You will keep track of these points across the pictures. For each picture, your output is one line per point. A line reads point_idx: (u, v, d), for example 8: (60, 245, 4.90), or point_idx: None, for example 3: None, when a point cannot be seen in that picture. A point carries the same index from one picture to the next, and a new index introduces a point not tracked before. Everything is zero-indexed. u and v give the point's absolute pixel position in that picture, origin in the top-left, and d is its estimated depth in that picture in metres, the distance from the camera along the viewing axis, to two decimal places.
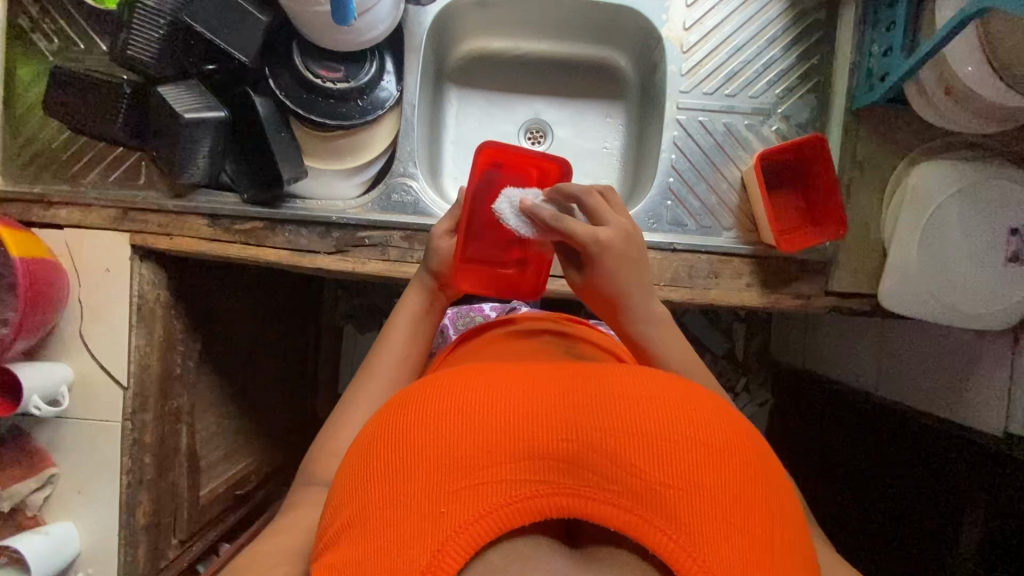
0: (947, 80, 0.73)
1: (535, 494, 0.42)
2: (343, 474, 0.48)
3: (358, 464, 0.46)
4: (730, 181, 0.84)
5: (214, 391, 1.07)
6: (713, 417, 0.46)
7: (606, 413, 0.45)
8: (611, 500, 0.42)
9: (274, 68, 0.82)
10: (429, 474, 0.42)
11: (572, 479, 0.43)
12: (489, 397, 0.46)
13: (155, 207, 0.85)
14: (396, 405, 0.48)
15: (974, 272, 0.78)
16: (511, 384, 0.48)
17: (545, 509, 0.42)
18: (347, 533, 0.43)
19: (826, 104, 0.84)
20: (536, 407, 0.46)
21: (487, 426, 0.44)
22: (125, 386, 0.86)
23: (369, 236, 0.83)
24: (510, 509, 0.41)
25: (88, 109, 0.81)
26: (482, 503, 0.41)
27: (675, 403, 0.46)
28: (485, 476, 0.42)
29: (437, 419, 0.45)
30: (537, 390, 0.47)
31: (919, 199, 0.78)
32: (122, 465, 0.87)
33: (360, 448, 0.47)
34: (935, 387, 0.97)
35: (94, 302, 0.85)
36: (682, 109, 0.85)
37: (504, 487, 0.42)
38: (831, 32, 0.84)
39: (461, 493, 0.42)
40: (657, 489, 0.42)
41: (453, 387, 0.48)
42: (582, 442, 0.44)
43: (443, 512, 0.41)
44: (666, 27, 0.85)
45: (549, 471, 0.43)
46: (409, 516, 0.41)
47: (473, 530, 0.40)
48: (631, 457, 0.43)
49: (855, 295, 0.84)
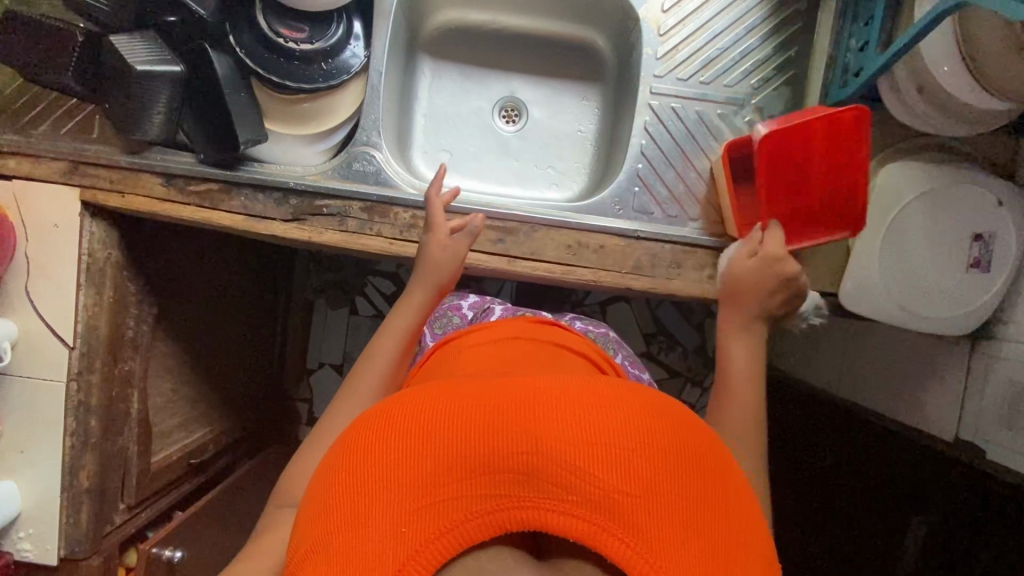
0: (921, 78, 0.72)
1: (494, 509, 0.40)
2: (306, 497, 0.46)
3: (321, 484, 0.45)
4: (699, 170, 0.83)
5: (170, 357, 1.05)
6: (668, 419, 0.45)
7: (565, 420, 0.43)
8: (577, 514, 0.39)
9: (236, 26, 0.79)
10: (386, 493, 0.40)
11: (535, 492, 0.40)
12: (448, 410, 0.44)
13: (105, 163, 0.82)
14: (354, 423, 0.46)
15: (935, 277, 0.78)
16: (467, 394, 0.45)
17: (508, 524, 0.39)
18: (306, 559, 0.41)
19: (801, 97, 0.83)
20: (495, 413, 0.43)
21: (445, 438, 0.42)
22: (71, 346, 0.84)
23: (327, 206, 0.81)
24: (470, 527, 0.39)
25: (36, 57, 0.77)
26: (440, 523, 0.39)
27: (633, 407, 0.44)
28: (444, 492, 0.40)
29: (393, 436, 0.43)
30: (495, 396, 0.45)
31: (886, 199, 0.78)
32: (65, 426, 0.85)
33: (323, 470, 0.46)
34: (893, 390, 0.97)
35: (41, 258, 0.83)
36: (655, 94, 0.83)
37: (462, 503, 0.40)
38: (811, 24, 0.82)
39: (420, 511, 0.39)
40: (618, 497, 0.39)
41: (414, 402, 0.46)
42: (545, 454, 0.41)
43: (400, 532, 0.39)
44: (644, 8, 0.83)
45: (507, 484, 0.40)
46: (366, 538, 0.39)
47: (433, 551, 0.38)
48: (592, 464, 0.40)
49: (818, 293, 0.83)
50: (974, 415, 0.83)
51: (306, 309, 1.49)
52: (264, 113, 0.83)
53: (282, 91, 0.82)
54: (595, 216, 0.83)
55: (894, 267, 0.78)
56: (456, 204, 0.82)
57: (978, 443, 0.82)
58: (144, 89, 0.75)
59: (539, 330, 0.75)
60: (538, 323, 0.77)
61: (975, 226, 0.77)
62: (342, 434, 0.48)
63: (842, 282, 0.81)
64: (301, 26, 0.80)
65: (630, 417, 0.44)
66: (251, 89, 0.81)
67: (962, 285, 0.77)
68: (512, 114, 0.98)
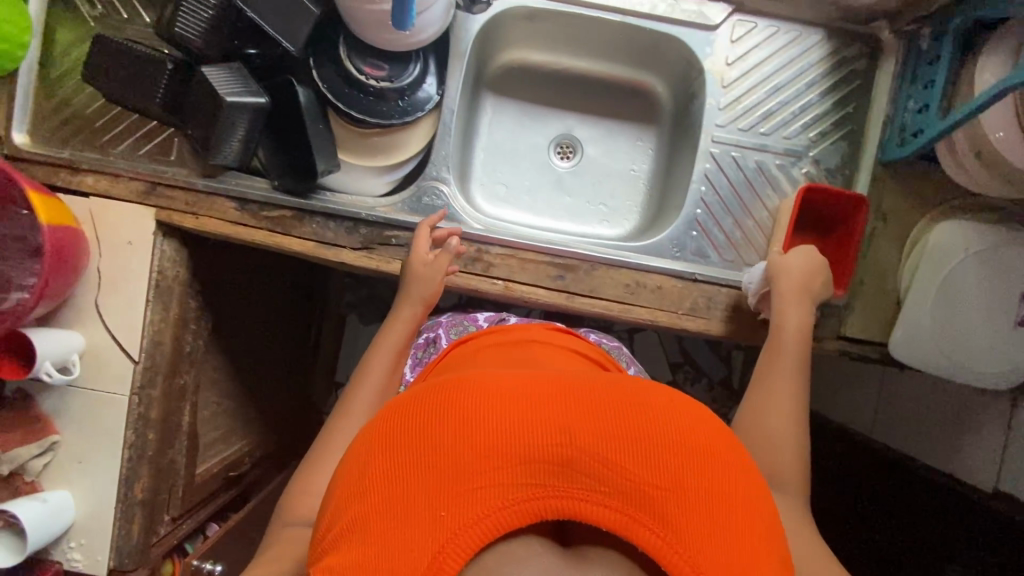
0: (978, 144, 0.74)
1: (528, 497, 0.40)
2: (338, 481, 0.47)
3: (353, 474, 0.45)
4: (755, 218, 0.86)
5: (218, 371, 1.06)
6: (691, 418, 0.46)
7: (595, 417, 0.44)
8: (607, 505, 0.40)
9: (320, 60, 0.82)
10: (425, 479, 0.41)
11: (567, 483, 0.41)
12: (481, 401, 0.45)
13: (183, 185, 0.84)
14: (387, 417, 0.47)
15: (983, 334, 0.81)
16: (499, 389, 0.46)
17: (544, 513, 0.40)
18: (343, 539, 0.42)
19: (857, 153, 0.86)
20: (527, 407, 0.44)
21: (480, 428, 0.43)
22: (136, 360, 0.86)
23: (395, 236, 0.84)
24: (504, 514, 0.40)
25: (126, 81, 0.80)
26: (478, 510, 0.40)
27: (657, 407, 0.46)
28: (480, 480, 0.41)
29: (430, 425, 0.44)
30: (525, 391, 0.46)
31: (942, 256, 0.80)
32: (125, 438, 0.86)
33: (356, 456, 0.46)
34: (928, 437, 0.99)
35: (114, 274, 0.85)
36: (716, 142, 0.86)
37: (498, 490, 0.40)
38: (868, 83, 0.85)
39: (457, 496, 0.40)
40: (646, 489, 0.41)
41: (447, 393, 0.47)
42: (577, 447, 0.42)
43: (441, 516, 0.40)
44: (709, 60, 0.86)
45: (541, 474, 0.41)
46: (407, 520, 0.40)
47: (471, 534, 0.39)
48: (621, 458, 0.42)
49: (866, 342, 0.86)
50: (1014, 469, 0.85)
51: (338, 323, 1.50)
52: (338, 144, 0.86)
53: (358, 124, 0.84)
54: (654, 257, 0.86)
55: (946, 322, 0.81)
56: (520, 239, 0.84)
57: (1015, 495, 0.85)
58: (228, 119, 0.77)
59: (554, 335, 0.75)
60: (554, 331, 0.77)
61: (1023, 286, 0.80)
62: (374, 423, 0.48)
63: (892, 332, 0.83)
64: (380, 64, 0.82)
65: (654, 414, 0.45)
66: (327, 119, 0.84)
67: (1006, 342, 0.80)
68: (567, 151, 1.01)
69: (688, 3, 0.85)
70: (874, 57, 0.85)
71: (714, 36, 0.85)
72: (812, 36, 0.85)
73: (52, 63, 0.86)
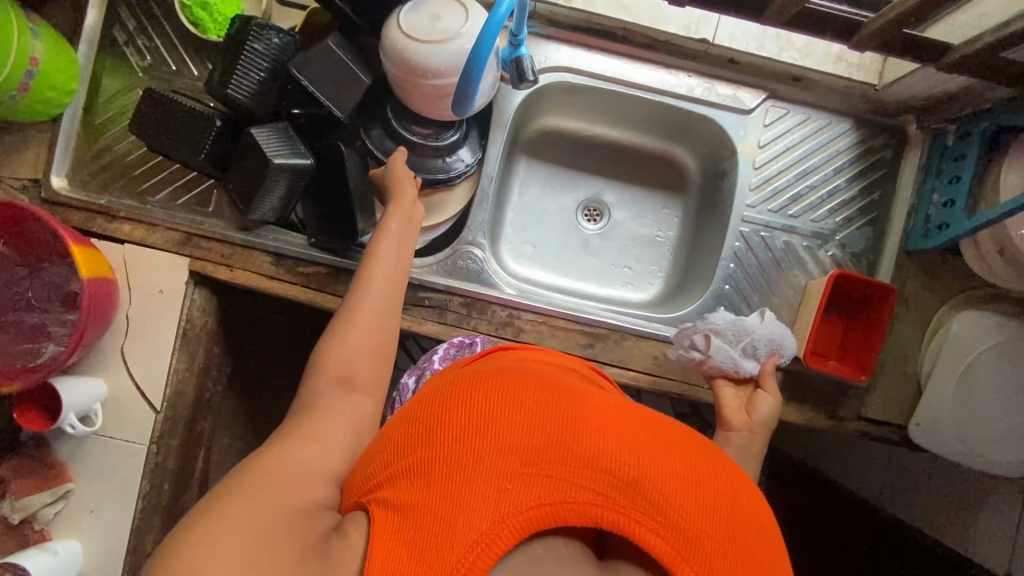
0: (1001, 242, 0.76)
1: (589, 502, 0.44)
2: (405, 426, 0.50)
3: (427, 420, 0.49)
4: (782, 297, 0.88)
5: (232, 414, 1.05)
6: (743, 490, 0.50)
7: (664, 454, 0.48)
8: (655, 530, 0.44)
9: (367, 126, 0.87)
10: (501, 455, 0.45)
11: (626, 498, 0.45)
12: (567, 410, 0.49)
13: (219, 237, 0.85)
14: (472, 384, 0.51)
15: (1001, 424, 0.82)
16: (583, 404, 0.51)
17: (599, 519, 0.44)
18: (406, 478, 0.46)
19: (881, 239, 0.88)
20: (607, 430, 0.48)
21: (563, 432, 0.47)
22: (158, 410, 0.84)
23: (429, 298, 0.85)
24: (562, 508, 0.44)
25: (174, 135, 0.80)
26: (542, 495, 0.44)
27: (717, 470, 0.50)
28: (550, 471, 0.45)
29: (517, 412, 0.48)
30: (605, 415, 0.50)
31: (961, 345, 0.83)
32: (139, 488, 0.84)
33: (432, 405, 0.50)
34: (940, 513, 1.00)
35: (142, 322, 0.84)
36: (746, 221, 0.89)
37: (564, 486, 0.45)
38: (894, 172, 0.88)
39: (525, 479, 0.44)
40: (695, 532, 0.45)
41: (536, 388, 0.51)
42: (644, 470, 0.46)
43: (506, 488, 0.44)
44: (742, 142, 0.88)
45: (607, 486, 0.45)
46: (477, 484, 0.44)
47: (529, 516, 0.43)
48: (680, 498, 0.46)
49: (886, 423, 0.87)
50: None
51: None
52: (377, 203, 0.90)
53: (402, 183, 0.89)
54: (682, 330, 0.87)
55: (964, 410, 0.83)
56: (552, 306, 0.85)
57: None
58: (272, 178, 0.77)
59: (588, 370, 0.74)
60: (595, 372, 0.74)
61: None
62: (454, 382, 0.53)
63: (912, 416, 0.85)
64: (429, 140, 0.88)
65: (712, 472, 0.49)
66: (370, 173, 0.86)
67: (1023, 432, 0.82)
68: (594, 214, 1.02)
69: (724, 87, 0.87)
70: (900, 146, 0.88)
71: (748, 120, 0.88)
72: (841, 125, 0.88)
73: (97, 111, 0.87)
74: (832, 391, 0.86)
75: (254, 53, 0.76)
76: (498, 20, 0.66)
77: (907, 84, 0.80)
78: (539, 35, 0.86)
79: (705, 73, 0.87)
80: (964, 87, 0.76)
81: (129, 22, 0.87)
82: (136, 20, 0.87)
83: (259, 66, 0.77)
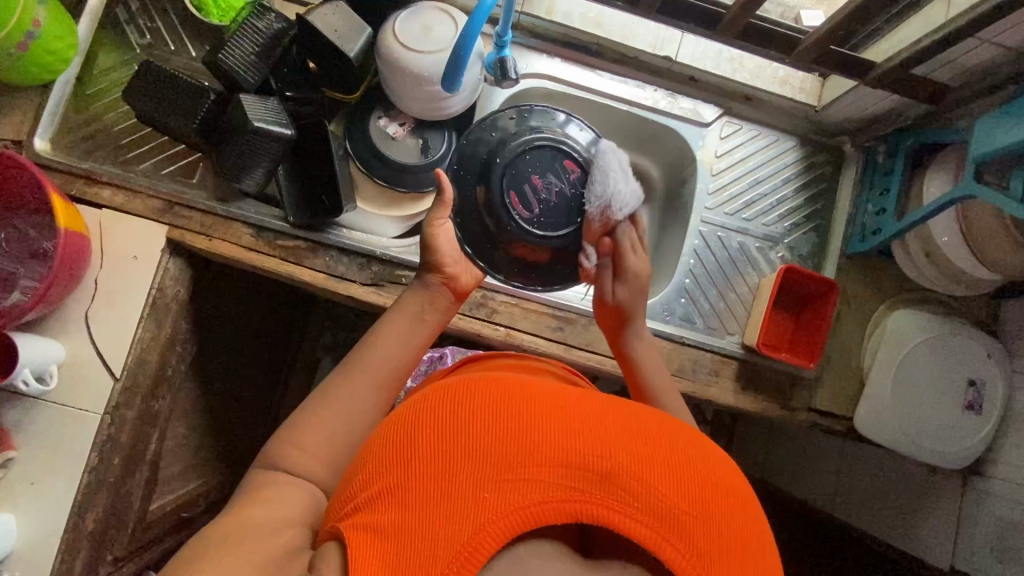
0: (927, 244, 0.86)
1: (566, 498, 0.42)
2: (377, 447, 0.48)
3: (398, 438, 0.47)
4: (739, 292, 0.94)
5: (192, 400, 1.02)
6: (716, 463, 0.48)
7: (636, 439, 0.46)
8: (636, 518, 0.42)
9: (354, 124, 0.93)
10: (474, 463, 0.43)
11: (602, 491, 0.43)
12: (536, 408, 0.47)
13: (201, 207, 0.86)
14: (439, 395, 0.49)
15: (934, 414, 0.89)
16: (551, 401, 0.48)
17: (578, 515, 0.42)
18: (382, 500, 0.43)
19: (824, 243, 0.97)
20: (576, 421, 0.46)
21: (531, 429, 0.45)
22: (117, 378, 0.82)
23: (406, 276, 0.88)
24: (541, 509, 0.42)
25: (164, 104, 0.83)
26: (519, 498, 0.42)
27: (692, 449, 0.48)
28: (524, 473, 0.43)
29: (486, 414, 0.46)
30: (572, 407, 0.48)
31: (897, 340, 0.90)
32: (87, 460, 0.80)
33: (400, 423, 0.48)
34: (883, 514, 1.02)
35: (112, 286, 0.83)
36: (705, 222, 0.96)
37: (540, 485, 0.42)
38: (833, 185, 0.98)
39: (502, 484, 0.42)
40: (677, 513, 0.43)
41: (501, 390, 0.48)
42: (616, 458, 0.44)
43: (485, 497, 0.42)
44: (700, 151, 0.97)
45: (581, 481, 0.43)
46: (454, 495, 0.42)
47: (509, 521, 0.41)
48: (657, 484, 0.44)
49: (834, 415, 0.92)
50: (969, 548, 0.90)
51: (310, 368, 1.34)
52: (360, 194, 0.93)
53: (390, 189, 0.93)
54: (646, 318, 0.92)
55: (902, 400, 0.89)
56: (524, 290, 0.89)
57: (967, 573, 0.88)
58: (256, 143, 0.80)
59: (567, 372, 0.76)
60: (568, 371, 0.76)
61: (969, 373, 0.89)
62: (423, 396, 0.50)
63: (856, 408, 0.91)
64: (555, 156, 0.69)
65: (686, 452, 0.47)
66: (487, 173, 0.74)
67: (956, 423, 0.88)
68: None
69: (686, 101, 0.97)
70: (837, 163, 0.99)
71: (705, 133, 0.98)
72: (788, 142, 0.99)
73: (90, 82, 0.89)
74: (784, 382, 0.91)
75: (253, 29, 0.81)
76: (489, 7, 0.72)
77: (841, 105, 0.92)
78: (521, 45, 0.95)
79: (669, 87, 0.97)
80: (888, 109, 0.87)
81: (132, 3, 0.91)
82: (139, 2, 0.91)
83: (255, 40, 0.81)
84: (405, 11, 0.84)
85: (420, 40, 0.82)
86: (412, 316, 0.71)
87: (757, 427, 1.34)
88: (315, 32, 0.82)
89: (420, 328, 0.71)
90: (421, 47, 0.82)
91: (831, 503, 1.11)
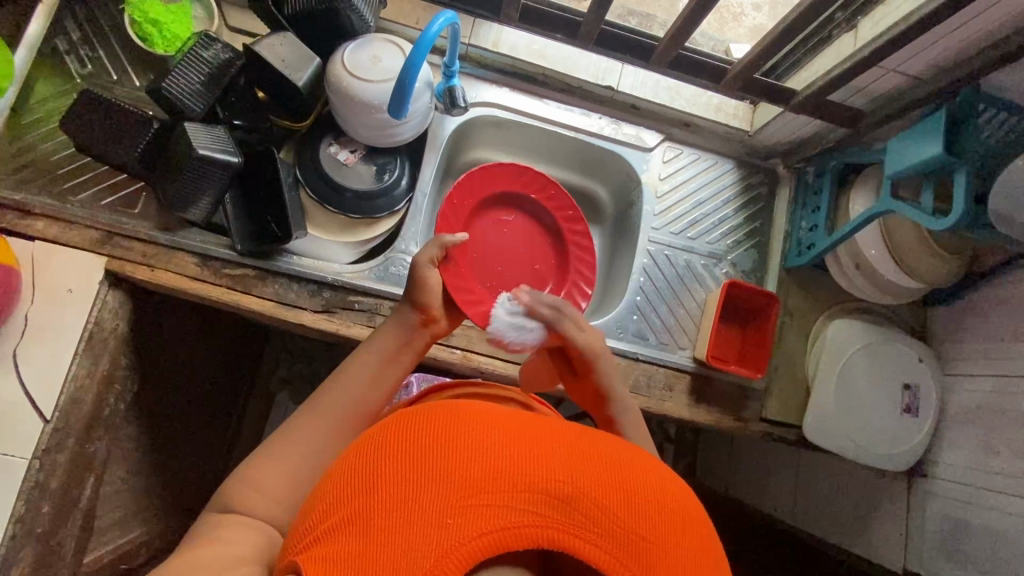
0: (856, 257, 0.91)
1: (529, 523, 0.40)
2: (338, 477, 0.45)
3: (361, 467, 0.44)
4: (688, 308, 0.97)
5: (134, 441, 0.95)
6: (673, 486, 0.48)
7: (596, 462, 0.45)
8: (596, 541, 0.41)
9: (304, 155, 0.93)
10: (436, 487, 0.41)
11: (565, 514, 0.41)
12: (498, 431, 0.45)
13: (143, 237, 0.84)
14: (405, 420, 0.47)
15: (875, 418, 0.92)
16: (514, 426, 0.47)
17: (540, 539, 0.40)
18: (339, 529, 0.40)
19: (764, 259, 1.02)
20: (538, 446, 0.45)
21: (494, 453, 0.43)
22: (47, 420, 0.76)
23: (358, 301, 0.88)
24: (503, 534, 0.40)
25: (103, 133, 0.81)
26: (481, 525, 0.39)
27: (649, 470, 0.48)
28: (487, 499, 0.40)
29: (449, 439, 0.44)
30: (533, 431, 0.47)
31: (838, 347, 0.94)
32: (12, 512, 0.72)
33: (363, 452, 0.45)
34: (839, 522, 1.03)
35: (43, 321, 0.78)
36: (653, 241, 1.00)
37: (504, 510, 0.40)
38: (770, 204, 1.04)
39: (464, 509, 0.40)
40: (636, 537, 0.42)
41: (464, 414, 0.47)
42: (578, 482, 0.43)
43: (448, 523, 0.39)
44: (646, 173, 1.02)
45: (543, 503, 0.41)
46: (413, 521, 0.39)
47: (470, 548, 0.39)
48: (617, 507, 0.42)
49: (784, 424, 0.96)
50: (918, 548, 0.91)
51: (265, 405, 1.29)
52: (313, 222, 0.93)
53: (342, 216, 0.93)
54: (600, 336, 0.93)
55: (843, 406, 0.93)
56: None
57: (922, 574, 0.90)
58: (200, 173, 0.78)
59: (529, 399, 0.74)
60: (528, 399, 0.74)
61: (904, 377, 0.94)
62: (386, 424, 0.48)
63: (804, 417, 0.94)
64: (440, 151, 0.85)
65: (644, 472, 0.47)
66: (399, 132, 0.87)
67: (897, 425, 0.92)
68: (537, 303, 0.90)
69: (629, 128, 1.02)
70: (772, 184, 1.05)
71: (649, 156, 1.02)
72: (726, 164, 1.04)
73: (23, 111, 0.86)
74: (735, 393, 0.94)
75: (197, 59, 0.81)
76: (430, 37, 0.74)
77: (772, 129, 0.98)
78: (471, 75, 0.98)
79: (613, 115, 1.02)
80: (813, 132, 0.94)
81: (74, 34, 0.90)
82: (81, 32, 0.90)
83: (198, 70, 0.81)
84: (353, 43, 0.86)
85: (368, 69, 0.84)
86: (385, 356, 0.71)
87: (719, 443, 1.36)
88: (262, 60, 0.82)
89: (391, 365, 0.71)
90: (370, 76, 0.84)
91: (792, 514, 1.12)
